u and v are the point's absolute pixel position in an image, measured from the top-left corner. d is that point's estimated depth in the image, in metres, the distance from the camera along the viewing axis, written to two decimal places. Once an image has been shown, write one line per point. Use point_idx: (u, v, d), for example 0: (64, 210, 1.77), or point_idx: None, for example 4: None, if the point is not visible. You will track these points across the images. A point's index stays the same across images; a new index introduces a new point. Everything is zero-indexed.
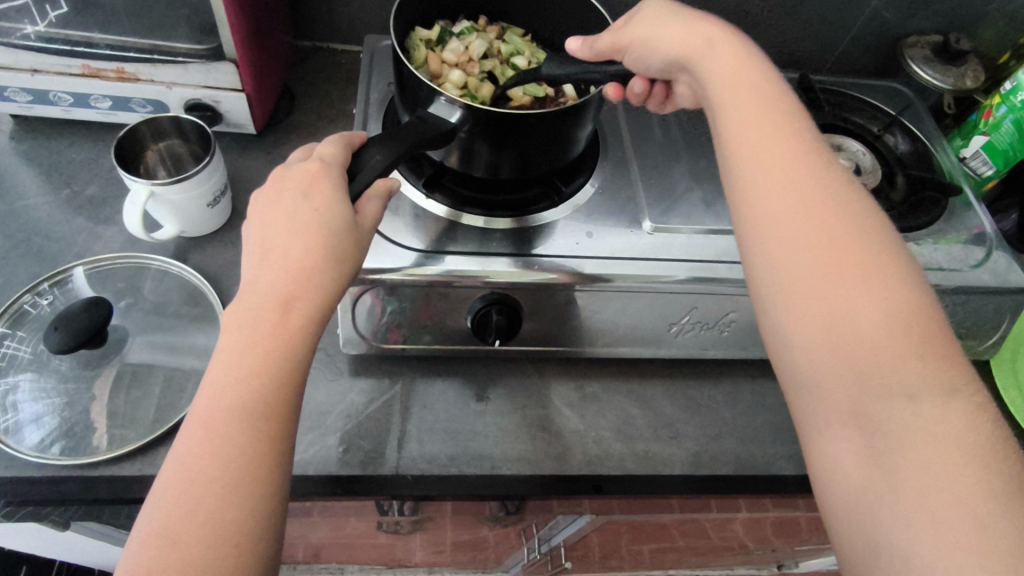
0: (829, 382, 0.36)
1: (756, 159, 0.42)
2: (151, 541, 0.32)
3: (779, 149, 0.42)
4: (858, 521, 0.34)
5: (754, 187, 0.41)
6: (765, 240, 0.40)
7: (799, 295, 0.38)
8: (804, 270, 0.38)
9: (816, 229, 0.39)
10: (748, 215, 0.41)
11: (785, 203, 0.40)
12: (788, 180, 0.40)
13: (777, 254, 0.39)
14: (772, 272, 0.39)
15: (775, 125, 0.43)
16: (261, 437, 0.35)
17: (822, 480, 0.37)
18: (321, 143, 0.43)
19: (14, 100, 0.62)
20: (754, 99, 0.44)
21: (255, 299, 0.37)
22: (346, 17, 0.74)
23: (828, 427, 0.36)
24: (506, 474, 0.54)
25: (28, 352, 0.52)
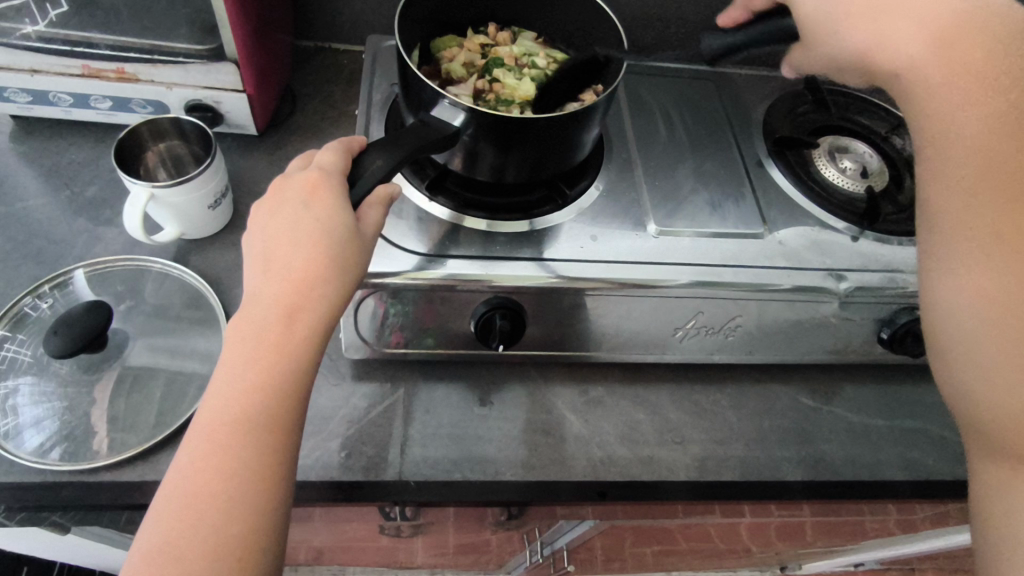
0: (1009, 428, 0.39)
1: (965, 200, 0.42)
2: (152, 556, 0.32)
3: (1019, 184, 0.41)
4: (992, 507, 0.40)
5: (946, 240, 0.43)
6: (947, 298, 0.42)
7: (978, 352, 0.40)
8: (979, 317, 0.40)
9: (1014, 282, 0.40)
10: (934, 264, 0.43)
11: (978, 260, 0.41)
12: (1023, 215, 0.40)
13: (955, 308, 0.41)
14: (952, 325, 0.42)
15: (988, 153, 0.42)
16: (264, 450, 0.35)
17: (977, 489, 0.42)
18: (320, 150, 0.43)
19: (14, 101, 0.62)
20: (987, 129, 0.42)
21: (258, 309, 0.37)
22: (349, 17, 0.73)
23: (995, 455, 0.40)
24: (510, 480, 0.54)
25: (28, 355, 0.52)
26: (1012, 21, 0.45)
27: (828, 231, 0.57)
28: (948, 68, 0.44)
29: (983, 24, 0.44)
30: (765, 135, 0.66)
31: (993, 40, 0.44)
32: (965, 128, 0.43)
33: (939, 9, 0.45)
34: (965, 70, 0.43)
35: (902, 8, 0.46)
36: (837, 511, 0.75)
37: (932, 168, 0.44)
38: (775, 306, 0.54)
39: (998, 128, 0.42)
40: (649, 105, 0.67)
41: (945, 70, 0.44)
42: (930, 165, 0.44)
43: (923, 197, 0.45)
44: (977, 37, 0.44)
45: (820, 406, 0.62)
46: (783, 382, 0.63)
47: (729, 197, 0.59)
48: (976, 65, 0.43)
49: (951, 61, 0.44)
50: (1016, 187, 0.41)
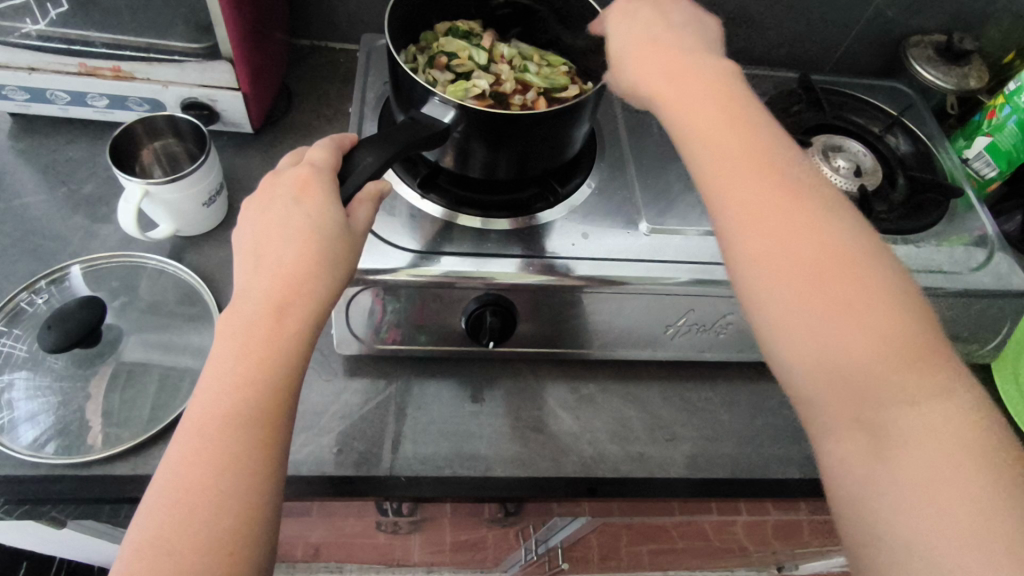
0: (837, 404, 0.35)
1: (735, 189, 0.39)
2: (144, 550, 0.32)
3: (745, 172, 0.39)
4: (860, 513, 0.34)
5: (733, 223, 0.39)
6: (757, 276, 0.37)
7: (789, 331, 0.36)
8: (787, 306, 0.36)
9: (809, 254, 0.37)
10: (737, 249, 0.38)
11: (769, 231, 0.38)
12: (768, 205, 0.38)
13: (766, 289, 0.37)
14: (763, 307, 0.37)
15: (739, 142, 0.40)
16: (256, 445, 0.35)
17: (829, 478, 0.36)
18: (312, 147, 0.43)
19: (12, 99, 0.62)
20: (716, 127, 0.41)
21: (249, 306, 0.37)
22: (345, 17, 0.74)
23: (834, 430, 0.35)
24: (500, 476, 0.54)
25: (24, 349, 0.53)
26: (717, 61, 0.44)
27: None
28: (684, 77, 0.43)
29: (699, 67, 0.44)
30: None
31: (674, 67, 0.44)
32: (700, 127, 0.41)
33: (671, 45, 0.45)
34: (683, 81, 0.43)
35: (631, 28, 0.47)
36: (832, 510, 0.75)
37: (695, 163, 0.41)
38: None
39: (715, 129, 0.41)
40: None
41: (677, 78, 0.43)
42: (696, 153, 0.41)
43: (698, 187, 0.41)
44: (669, 60, 0.44)
45: None
46: (776, 380, 0.63)
47: None
48: (696, 84, 0.43)
49: (679, 78, 0.43)
50: (780, 177, 0.39)
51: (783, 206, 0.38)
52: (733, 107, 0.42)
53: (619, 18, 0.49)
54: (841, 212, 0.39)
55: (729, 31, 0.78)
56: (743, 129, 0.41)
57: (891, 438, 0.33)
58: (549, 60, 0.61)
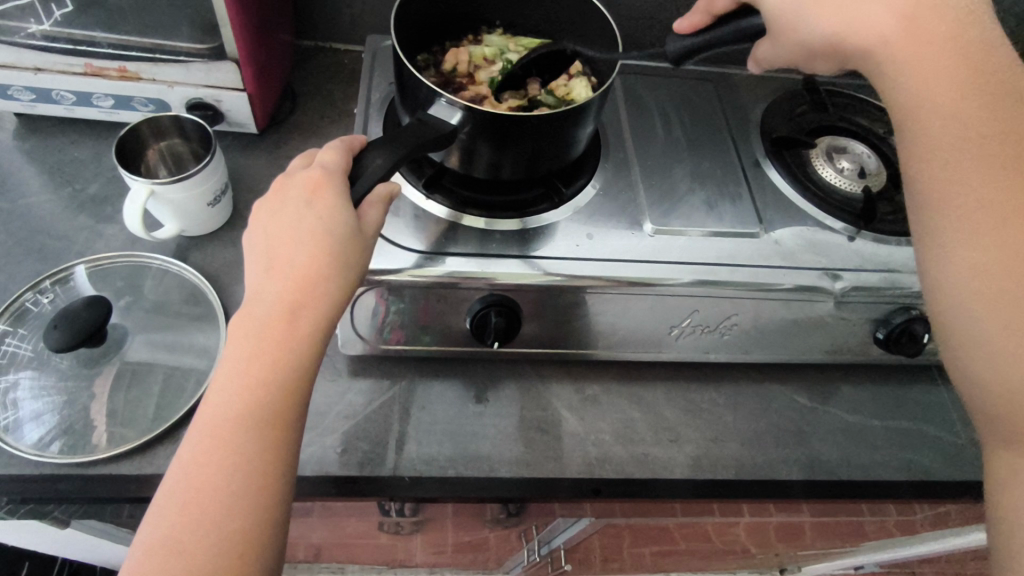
0: (1020, 423, 0.36)
1: (989, 178, 0.38)
2: (154, 551, 0.32)
3: (989, 158, 0.38)
4: (1010, 517, 0.37)
5: (967, 234, 0.38)
6: (982, 293, 0.37)
7: (1006, 350, 0.36)
8: (984, 310, 0.37)
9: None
10: (964, 258, 0.38)
11: (1021, 244, 0.37)
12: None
13: (996, 305, 0.37)
14: (984, 325, 0.37)
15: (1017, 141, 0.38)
16: (267, 446, 0.35)
17: (995, 485, 0.39)
18: (322, 149, 0.43)
19: (17, 99, 0.62)
20: (981, 122, 0.39)
21: (261, 307, 0.37)
22: (350, 17, 0.74)
23: (1013, 446, 0.37)
24: (505, 477, 0.54)
25: (29, 349, 0.53)
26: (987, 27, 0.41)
27: (824, 232, 0.57)
28: (940, 64, 0.40)
29: (956, 37, 0.40)
30: (763, 134, 0.66)
31: (950, 45, 0.40)
32: (929, 109, 0.40)
33: (887, 8, 0.42)
34: (931, 68, 0.40)
35: None
36: (835, 511, 0.75)
37: (923, 164, 0.40)
38: (770, 305, 0.54)
39: (970, 106, 0.39)
40: (646, 105, 0.67)
41: (927, 60, 0.41)
42: (922, 137, 0.40)
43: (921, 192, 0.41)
44: (925, 31, 0.41)
45: (816, 405, 0.62)
46: (780, 381, 0.63)
47: (725, 196, 0.59)
48: (947, 51, 0.40)
49: (932, 59, 0.40)
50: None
51: (1010, 203, 0.37)
52: (997, 75, 0.39)
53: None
54: None
55: None
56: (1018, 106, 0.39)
57: None
58: (526, 44, 0.62)
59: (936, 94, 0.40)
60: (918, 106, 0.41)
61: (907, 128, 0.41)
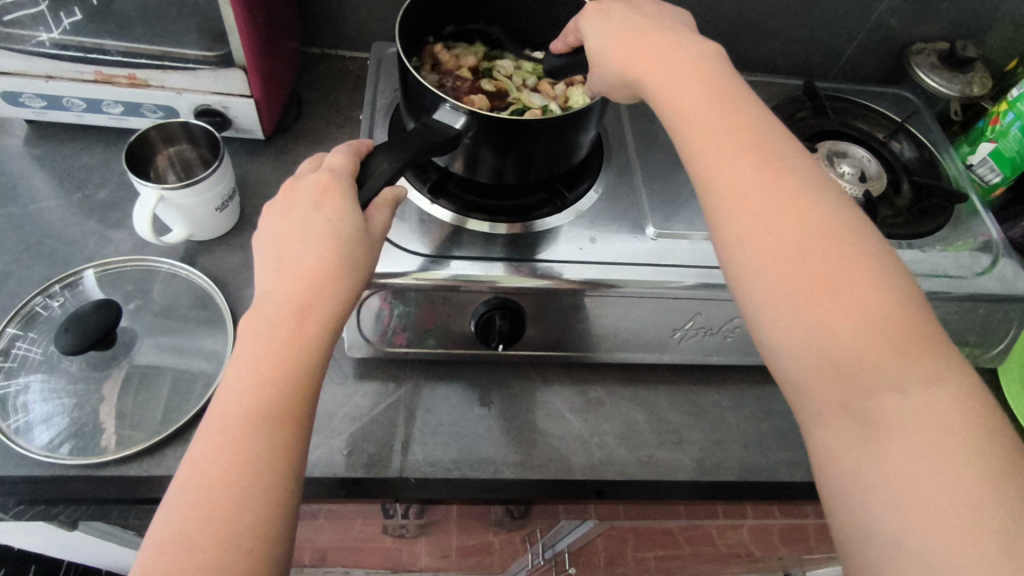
0: (823, 391, 0.36)
1: (730, 168, 0.40)
2: (167, 547, 0.33)
3: (722, 152, 0.41)
4: (850, 504, 0.34)
5: (724, 206, 0.40)
6: (742, 260, 0.39)
7: (778, 316, 0.37)
8: (784, 288, 0.37)
9: (790, 237, 0.38)
10: (722, 231, 0.40)
11: (757, 213, 0.39)
12: (758, 186, 0.39)
13: (760, 272, 0.38)
14: (753, 293, 0.38)
15: (715, 127, 0.42)
16: (276, 443, 0.36)
17: (823, 469, 0.37)
18: (330, 152, 0.44)
19: (29, 106, 0.63)
20: (697, 112, 0.42)
21: (270, 307, 0.38)
22: (355, 24, 0.75)
23: (823, 419, 0.36)
24: (509, 478, 0.54)
25: (40, 353, 0.53)
26: (703, 47, 0.46)
27: None
28: (676, 65, 0.44)
29: (689, 49, 0.45)
30: None
31: (670, 52, 0.45)
32: (690, 109, 0.43)
33: (653, 28, 0.47)
34: (666, 69, 0.44)
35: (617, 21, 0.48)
36: (838, 514, 0.75)
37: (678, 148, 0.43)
38: None
39: (720, 111, 0.42)
40: (648, 110, 0.68)
41: (658, 61, 0.45)
42: (682, 138, 0.43)
43: (686, 171, 0.43)
44: (650, 42, 0.46)
45: None
46: None
47: None
48: (682, 66, 0.44)
49: (661, 60, 0.45)
50: (757, 156, 0.40)
51: (767, 190, 0.39)
52: (714, 87, 0.43)
53: (593, 15, 0.49)
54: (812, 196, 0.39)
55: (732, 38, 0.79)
56: (730, 115, 0.42)
57: (882, 429, 0.34)
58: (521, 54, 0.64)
59: (690, 99, 0.43)
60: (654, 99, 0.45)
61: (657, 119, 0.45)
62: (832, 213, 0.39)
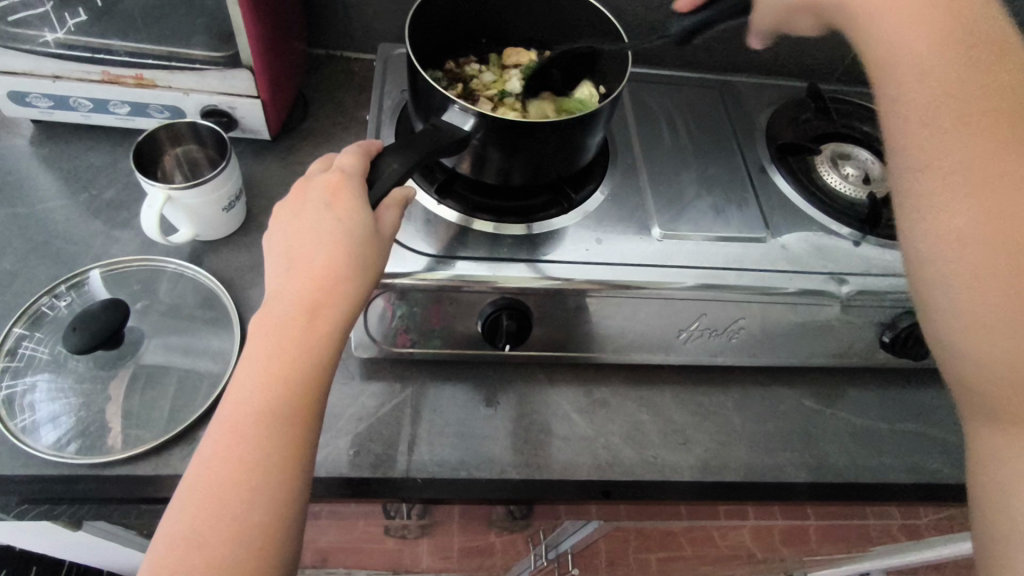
0: (1005, 397, 0.38)
1: (955, 148, 0.41)
2: (176, 544, 0.33)
3: (979, 129, 0.41)
4: (1000, 498, 0.38)
5: (957, 204, 0.40)
6: (967, 259, 0.39)
7: (980, 318, 0.38)
8: (969, 284, 0.39)
9: (1021, 242, 0.38)
10: (942, 226, 0.40)
11: (990, 214, 0.39)
12: (981, 169, 0.40)
13: (954, 265, 0.40)
14: (960, 294, 0.39)
15: (990, 114, 0.41)
16: (287, 442, 0.36)
17: (975, 453, 0.40)
18: (340, 152, 0.44)
19: (35, 106, 0.63)
20: (956, 98, 0.41)
21: (281, 306, 0.38)
22: (360, 26, 0.75)
23: (996, 421, 0.39)
24: (516, 479, 0.55)
25: (46, 353, 0.53)
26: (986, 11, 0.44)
27: (830, 236, 0.58)
28: (941, 39, 0.43)
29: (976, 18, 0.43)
30: (768, 140, 0.67)
31: (913, 30, 0.44)
32: (939, 74, 0.42)
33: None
34: (930, 21, 0.43)
35: None
36: (841, 515, 0.75)
37: (914, 133, 0.42)
38: (778, 309, 0.55)
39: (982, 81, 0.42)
40: (653, 112, 0.68)
41: (941, 35, 0.43)
42: (917, 108, 0.43)
43: (907, 151, 0.43)
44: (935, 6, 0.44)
45: (823, 409, 0.63)
46: (786, 385, 0.64)
47: (732, 201, 0.60)
48: (939, 21, 0.43)
49: (936, 34, 0.43)
50: (1020, 139, 0.40)
51: (981, 178, 0.40)
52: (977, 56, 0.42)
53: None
54: (1009, 186, 0.39)
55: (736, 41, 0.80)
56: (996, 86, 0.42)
57: None
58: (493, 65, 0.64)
59: (944, 66, 0.42)
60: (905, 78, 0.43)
61: (897, 98, 0.44)
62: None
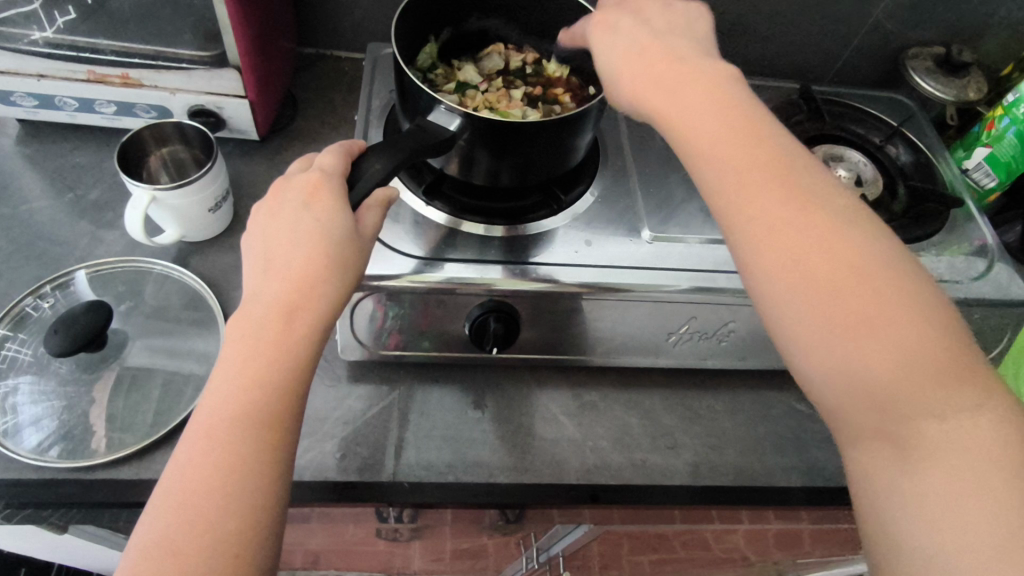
0: (861, 417, 0.34)
1: (750, 191, 0.37)
2: (150, 551, 0.32)
3: (754, 172, 0.38)
4: (874, 526, 0.33)
5: (753, 237, 0.37)
6: (772, 292, 0.36)
7: (819, 348, 0.34)
8: (813, 322, 0.34)
9: (825, 266, 0.35)
10: (753, 265, 0.37)
11: (782, 243, 0.36)
12: (776, 211, 0.37)
13: (786, 305, 0.35)
14: (785, 325, 0.36)
15: (750, 155, 0.38)
16: (262, 446, 0.35)
17: (857, 491, 0.35)
18: (321, 153, 0.43)
19: (20, 105, 0.63)
20: (727, 138, 0.39)
21: (259, 309, 0.38)
22: (350, 25, 0.75)
23: (860, 441, 0.34)
24: (503, 483, 0.54)
25: (29, 355, 0.53)
26: (719, 59, 0.43)
27: None
28: (696, 80, 0.41)
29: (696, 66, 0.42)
30: None
31: (693, 77, 0.41)
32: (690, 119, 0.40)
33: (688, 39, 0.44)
34: (668, 77, 0.41)
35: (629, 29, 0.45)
36: (834, 518, 0.74)
37: (699, 171, 0.40)
38: None
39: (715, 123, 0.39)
40: None
41: (681, 82, 0.41)
42: (695, 158, 0.40)
43: (708, 197, 0.39)
44: (651, 56, 0.43)
45: (815, 413, 0.62)
46: (777, 388, 0.63)
47: None
48: (682, 71, 0.41)
49: (661, 80, 0.42)
50: (790, 184, 0.37)
51: (797, 213, 0.36)
52: (718, 94, 0.40)
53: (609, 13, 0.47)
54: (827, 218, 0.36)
55: (728, 41, 0.79)
56: (758, 133, 0.39)
57: (917, 458, 0.32)
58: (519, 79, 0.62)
59: (691, 111, 0.40)
60: (668, 118, 0.41)
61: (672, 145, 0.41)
62: (850, 235, 0.36)
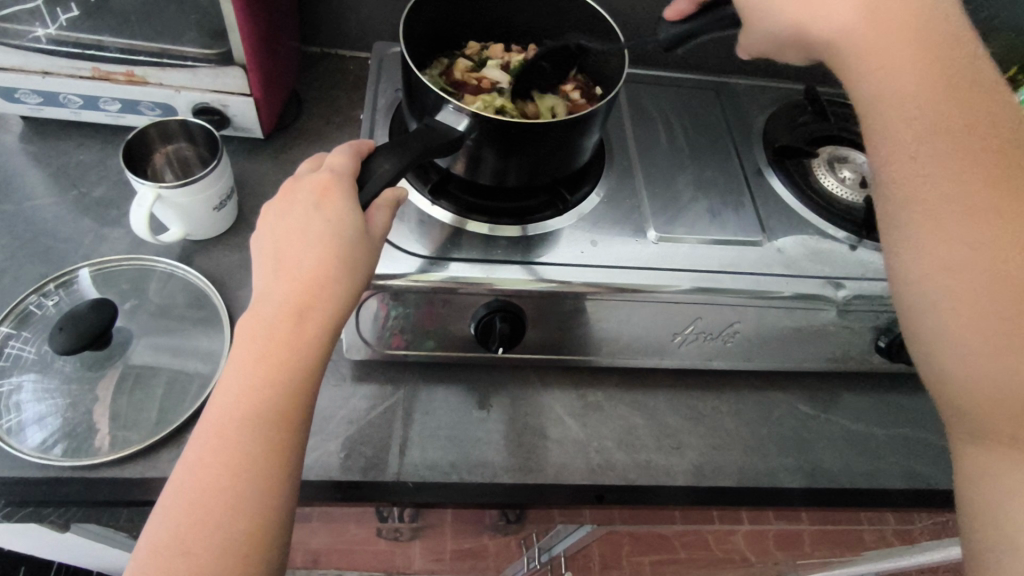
0: (993, 418, 0.37)
1: (960, 176, 0.39)
2: (161, 551, 0.32)
3: (973, 160, 0.39)
4: (987, 512, 0.37)
5: (922, 228, 0.40)
6: (940, 281, 0.39)
7: (984, 339, 0.37)
8: (975, 315, 0.37)
9: (1002, 264, 0.37)
10: (918, 254, 0.40)
11: (985, 238, 0.38)
12: (972, 201, 0.39)
13: (951, 295, 0.38)
14: (942, 313, 0.39)
15: (927, 139, 0.40)
16: (272, 446, 0.35)
17: (964, 482, 0.39)
18: (330, 152, 0.43)
19: (25, 102, 0.63)
20: (934, 119, 0.40)
21: (269, 309, 0.38)
22: (355, 24, 0.75)
23: (983, 438, 0.38)
24: (507, 482, 0.54)
25: (33, 352, 0.53)
26: (953, 20, 0.42)
27: (827, 240, 0.57)
28: (910, 54, 0.41)
29: (944, 33, 0.42)
30: (765, 143, 0.67)
31: (903, 41, 0.41)
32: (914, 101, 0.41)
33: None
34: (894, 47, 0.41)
35: None
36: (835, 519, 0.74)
37: (891, 151, 0.42)
38: (773, 313, 0.54)
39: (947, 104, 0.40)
40: (649, 113, 0.68)
41: (927, 66, 0.41)
42: (892, 142, 0.42)
43: (888, 183, 0.42)
44: (888, 17, 0.42)
45: (818, 414, 0.62)
46: (780, 389, 0.63)
47: (728, 205, 0.59)
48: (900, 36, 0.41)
49: (888, 57, 0.42)
50: (1001, 171, 0.39)
51: (961, 204, 0.39)
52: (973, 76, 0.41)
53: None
54: None
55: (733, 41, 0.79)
56: (997, 117, 0.40)
57: None
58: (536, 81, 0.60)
59: (903, 93, 0.41)
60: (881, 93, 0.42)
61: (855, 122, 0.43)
62: None
